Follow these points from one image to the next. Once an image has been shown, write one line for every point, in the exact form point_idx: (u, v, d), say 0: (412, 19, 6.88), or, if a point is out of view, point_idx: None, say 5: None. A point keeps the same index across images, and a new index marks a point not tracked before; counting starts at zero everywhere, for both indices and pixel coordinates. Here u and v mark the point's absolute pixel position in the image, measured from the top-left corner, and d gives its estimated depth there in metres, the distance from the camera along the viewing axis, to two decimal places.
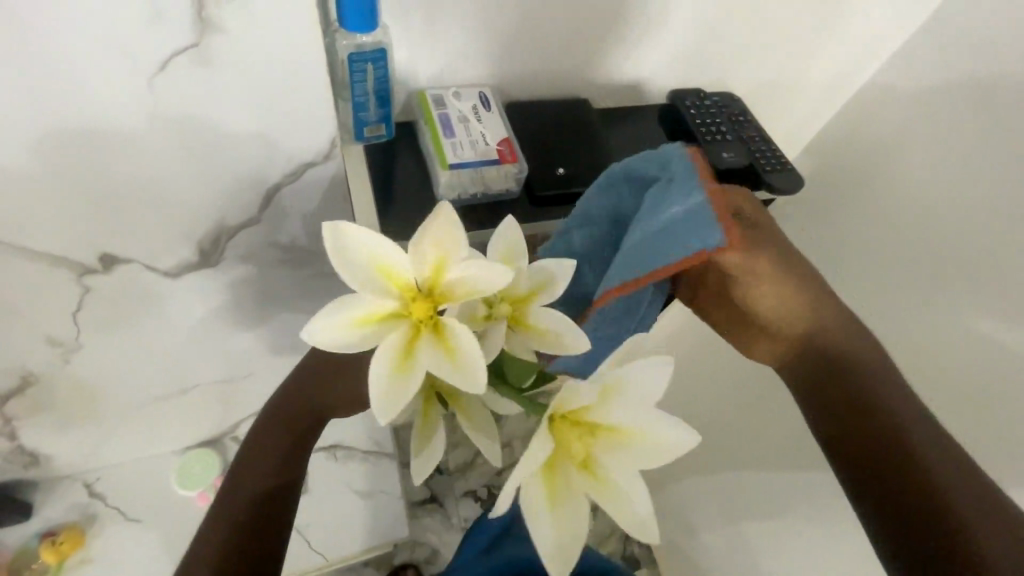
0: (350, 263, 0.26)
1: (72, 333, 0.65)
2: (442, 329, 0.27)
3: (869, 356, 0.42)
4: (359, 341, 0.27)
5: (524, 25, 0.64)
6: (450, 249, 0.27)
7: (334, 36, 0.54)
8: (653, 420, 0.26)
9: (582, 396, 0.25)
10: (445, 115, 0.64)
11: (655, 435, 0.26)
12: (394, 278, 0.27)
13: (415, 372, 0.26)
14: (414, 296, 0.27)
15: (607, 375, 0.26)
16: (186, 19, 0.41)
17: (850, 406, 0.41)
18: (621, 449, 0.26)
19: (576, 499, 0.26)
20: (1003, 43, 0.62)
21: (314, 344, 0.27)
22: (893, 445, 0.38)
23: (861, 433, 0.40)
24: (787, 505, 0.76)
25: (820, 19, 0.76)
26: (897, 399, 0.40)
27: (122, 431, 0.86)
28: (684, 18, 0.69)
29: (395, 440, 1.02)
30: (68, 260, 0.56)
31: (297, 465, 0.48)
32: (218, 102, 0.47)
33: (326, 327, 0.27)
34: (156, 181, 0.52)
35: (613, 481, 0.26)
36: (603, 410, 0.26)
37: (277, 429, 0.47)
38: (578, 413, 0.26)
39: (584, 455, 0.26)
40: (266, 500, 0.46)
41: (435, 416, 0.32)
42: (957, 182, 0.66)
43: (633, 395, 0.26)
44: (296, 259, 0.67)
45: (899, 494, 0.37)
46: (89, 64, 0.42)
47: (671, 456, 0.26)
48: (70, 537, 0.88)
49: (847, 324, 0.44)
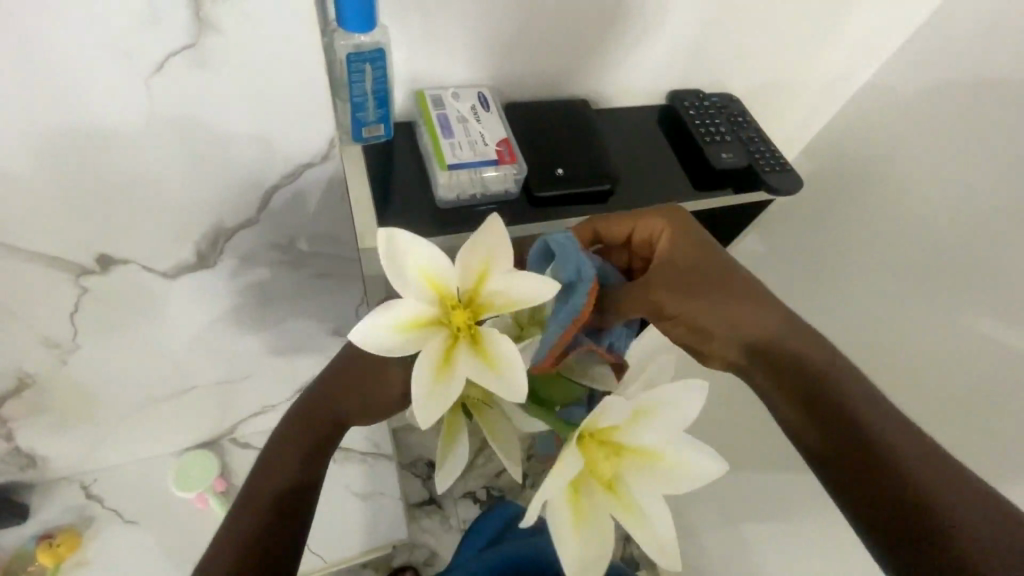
0: (399, 270, 0.29)
1: (69, 334, 0.64)
2: (481, 339, 0.30)
3: (831, 361, 0.43)
4: (403, 344, 0.29)
5: (524, 26, 0.64)
6: (493, 265, 0.30)
7: (332, 36, 0.54)
8: (678, 447, 0.29)
9: (612, 416, 0.28)
10: (444, 115, 0.64)
11: (680, 461, 0.29)
12: (438, 287, 0.30)
13: (455, 377, 0.30)
14: (454, 306, 0.31)
15: (640, 401, 0.29)
16: (184, 20, 0.41)
17: (820, 412, 0.41)
18: (646, 473, 0.29)
19: (601, 516, 0.29)
20: (1004, 44, 0.62)
21: (362, 343, 0.29)
22: (871, 450, 0.38)
23: (838, 438, 0.40)
24: (787, 506, 0.76)
25: (821, 19, 0.75)
26: (868, 404, 0.41)
27: (119, 433, 0.85)
28: (683, 17, 0.68)
29: (394, 440, 1.02)
30: (65, 261, 0.56)
31: (311, 483, 0.46)
32: (216, 102, 0.47)
33: (372, 327, 0.29)
34: (154, 182, 0.52)
35: (636, 502, 0.29)
36: (630, 433, 0.29)
37: (293, 443, 0.46)
38: (606, 433, 0.29)
39: (610, 476, 0.29)
40: (278, 518, 0.44)
41: (457, 425, 0.35)
42: (956, 183, 0.66)
43: (660, 417, 0.29)
44: (296, 260, 0.67)
45: (884, 500, 0.37)
46: (86, 65, 0.41)
47: (691, 479, 0.29)
48: (67, 539, 0.88)
49: (790, 332, 0.44)
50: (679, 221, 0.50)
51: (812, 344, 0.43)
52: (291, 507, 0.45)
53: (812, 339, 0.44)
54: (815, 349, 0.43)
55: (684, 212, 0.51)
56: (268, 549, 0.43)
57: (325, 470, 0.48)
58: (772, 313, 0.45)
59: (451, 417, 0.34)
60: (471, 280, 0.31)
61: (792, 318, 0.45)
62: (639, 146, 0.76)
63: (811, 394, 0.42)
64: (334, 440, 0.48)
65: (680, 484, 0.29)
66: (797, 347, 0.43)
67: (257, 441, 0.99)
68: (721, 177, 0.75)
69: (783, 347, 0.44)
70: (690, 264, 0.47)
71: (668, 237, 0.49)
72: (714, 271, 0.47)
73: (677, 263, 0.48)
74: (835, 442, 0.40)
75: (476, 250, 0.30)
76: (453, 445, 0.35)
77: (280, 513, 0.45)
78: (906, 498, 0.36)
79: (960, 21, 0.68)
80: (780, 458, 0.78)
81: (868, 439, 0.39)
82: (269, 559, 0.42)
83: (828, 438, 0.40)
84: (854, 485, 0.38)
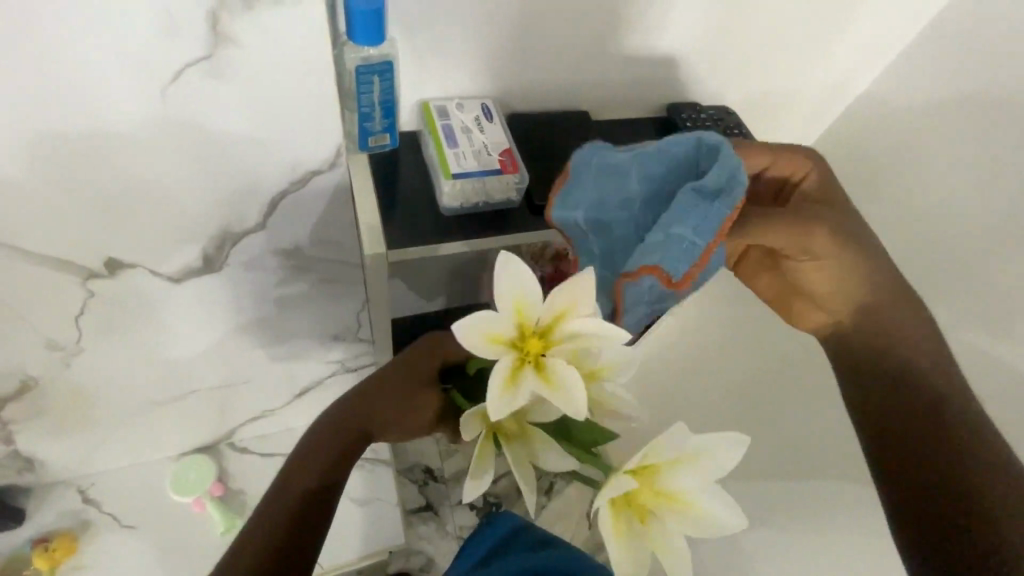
0: (504, 286, 0.31)
1: (73, 337, 0.65)
2: (546, 369, 0.31)
3: (928, 341, 0.41)
4: (486, 349, 0.31)
5: (528, 39, 0.66)
6: (580, 306, 0.32)
7: (343, 48, 0.56)
8: (710, 498, 0.31)
9: (664, 453, 0.30)
10: (449, 126, 0.65)
11: (709, 510, 0.31)
12: (526, 312, 0.32)
13: (515, 393, 0.31)
14: (529, 333, 0.32)
15: (693, 443, 0.30)
16: (203, 31, 0.42)
17: (893, 398, 0.40)
18: (679, 518, 0.31)
19: (637, 542, 0.31)
20: (995, 60, 0.64)
21: (456, 333, 0.31)
22: (945, 450, 0.36)
23: (910, 435, 0.38)
24: (783, 514, 0.77)
25: (818, 34, 0.77)
26: (945, 390, 0.38)
27: (118, 436, 0.86)
28: (682, 29, 0.71)
29: (393, 447, 1.03)
30: (73, 264, 0.56)
31: (332, 493, 0.48)
32: (228, 111, 0.48)
33: (467, 324, 0.31)
34: (164, 189, 0.53)
35: (666, 540, 0.31)
36: (671, 476, 0.30)
37: (321, 451, 0.49)
38: (651, 470, 0.31)
39: (651, 508, 0.31)
40: (296, 529, 0.45)
41: (488, 453, 0.35)
42: (947, 191, 0.67)
43: (700, 464, 0.30)
44: (299, 266, 0.68)
45: (942, 508, 0.35)
46: (105, 73, 0.43)
47: (723, 529, 0.31)
48: (63, 543, 0.87)
49: (901, 299, 0.43)
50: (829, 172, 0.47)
51: (919, 316, 0.42)
52: (312, 516, 0.46)
53: (916, 310, 0.43)
54: (919, 324, 0.42)
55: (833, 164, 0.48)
56: (287, 555, 0.44)
57: (345, 479, 0.49)
58: (891, 275, 0.44)
59: (485, 441, 0.34)
60: (557, 316, 0.32)
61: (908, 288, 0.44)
62: None
63: (887, 374, 0.41)
64: (359, 447, 0.50)
65: (711, 528, 0.31)
66: (904, 313, 0.42)
67: (256, 446, 0.99)
68: None
69: (893, 309, 0.43)
70: (834, 209, 0.45)
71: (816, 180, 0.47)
72: (856, 224, 0.45)
73: (824, 205, 0.46)
74: (897, 436, 0.38)
75: (572, 290, 0.32)
76: (481, 471, 0.35)
77: (299, 514, 0.46)
78: (976, 507, 0.34)
79: (951, 37, 0.70)
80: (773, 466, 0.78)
81: (937, 436, 0.37)
82: (284, 558, 0.43)
83: (895, 429, 0.38)
84: (917, 485, 0.36)
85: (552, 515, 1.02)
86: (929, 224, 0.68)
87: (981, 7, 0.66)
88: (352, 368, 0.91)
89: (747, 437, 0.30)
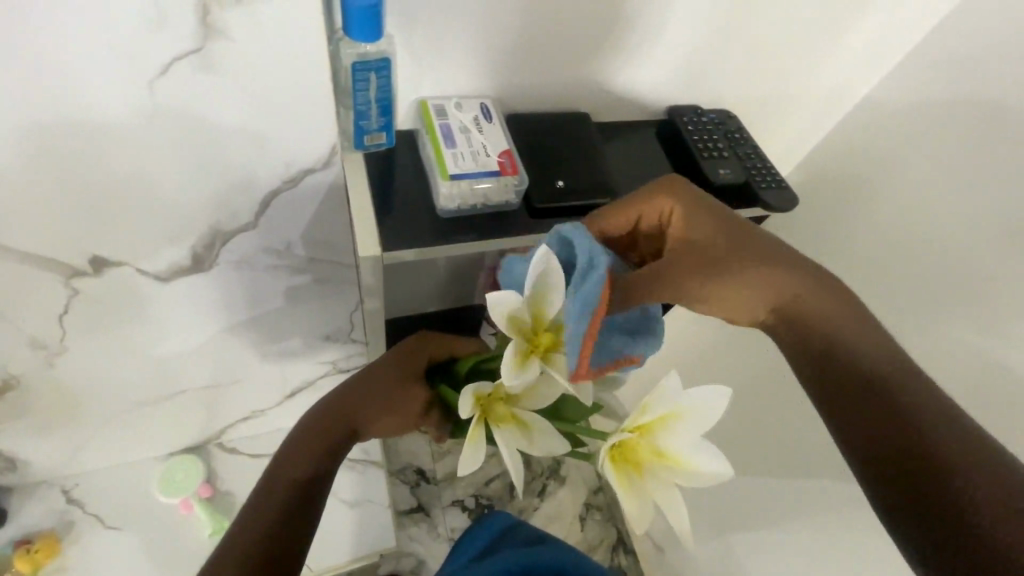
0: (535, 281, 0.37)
1: (57, 336, 0.63)
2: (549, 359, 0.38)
3: (861, 331, 0.41)
4: (507, 325, 0.37)
5: (529, 38, 0.65)
6: None
7: (339, 43, 0.54)
8: (701, 452, 0.33)
9: (658, 408, 0.33)
10: (447, 125, 0.64)
11: (701, 463, 0.33)
12: (541, 308, 0.37)
13: (527, 373, 0.37)
14: (544, 330, 0.38)
15: (681, 400, 0.33)
16: (191, 23, 0.41)
17: (882, 424, 0.37)
18: (674, 470, 0.34)
19: (638, 490, 0.34)
20: (994, 65, 0.63)
21: (491, 297, 0.36)
22: (901, 442, 0.36)
23: (875, 425, 0.37)
24: (776, 517, 0.75)
25: (817, 39, 0.77)
26: (883, 363, 0.39)
27: (102, 436, 0.84)
28: (683, 32, 0.70)
29: (384, 449, 1.02)
30: (56, 262, 0.55)
31: (321, 492, 0.47)
32: (217, 106, 0.47)
33: (504, 298, 0.36)
34: (152, 185, 0.51)
35: (660, 488, 0.34)
36: (664, 431, 0.33)
37: (308, 449, 0.48)
38: (645, 426, 0.34)
39: (649, 459, 0.34)
40: (285, 532, 0.44)
41: (479, 434, 0.38)
42: (940, 197, 0.67)
43: (686, 418, 0.33)
44: (291, 265, 0.66)
45: (922, 487, 0.34)
46: (94, 65, 0.41)
47: (708, 480, 0.33)
48: (46, 544, 0.86)
49: (812, 285, 0.42)
50: (688, 198, 0.46)
51: (839, 301, 0.42)
52: (301, 518, 0.45)
53: (834, 295, 0.42)
54: (841, 308, 0.42)
55: (689, 185, 0.48)
56: (277, 559, 0.42)
57: (334, 477, 0.49)
58: (795, 269, 0.43)
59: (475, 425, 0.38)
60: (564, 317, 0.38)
61: (819, 273, 0.44)
62: (641, 158, 0.76)
63: (860, 403, 0.38)
64: (346, 448, 0.50)
65: (694, 481, 0.34)
66: (822, 304, 0.42)
67: (246, 446, 0.98)
68: (719, 194, 0.75)
69: (808, 305, 0.42)
70: (709, 233, 0.45)
71: (679, 215, 0.46)
72: (729, 243, 0.44)
73: (696, 238, 0.45)
74: (874, 449, 0.36)
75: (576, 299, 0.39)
76: (474, 450, 0.38)
77: (291, 514, 0.45)
78: (936, 477, 0.34)
79: (949, 44, 0.69)
80: (765, 469, 0.77)
81: (928, 461, 0.34)
82: (276, 560, 0.42)
83: (884, 454, 0.36)
84: (904, 496, 0.35)
85: (545, 517, 1.00)
86: (924, 230, 0.67)
87: (978, 17, 0.66)
88: (343, 370, 0.89)
89: (728, 388, 0.32)
